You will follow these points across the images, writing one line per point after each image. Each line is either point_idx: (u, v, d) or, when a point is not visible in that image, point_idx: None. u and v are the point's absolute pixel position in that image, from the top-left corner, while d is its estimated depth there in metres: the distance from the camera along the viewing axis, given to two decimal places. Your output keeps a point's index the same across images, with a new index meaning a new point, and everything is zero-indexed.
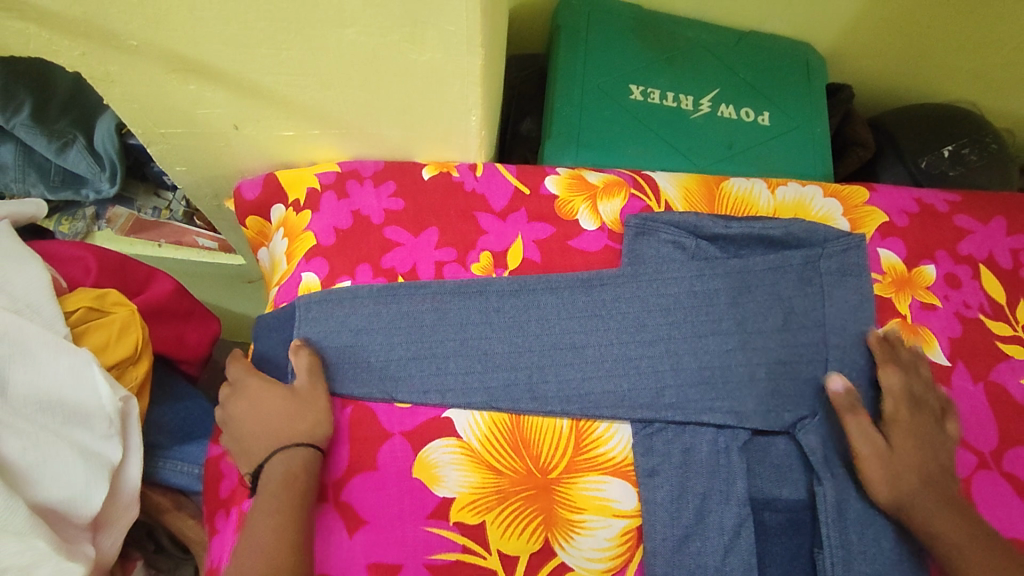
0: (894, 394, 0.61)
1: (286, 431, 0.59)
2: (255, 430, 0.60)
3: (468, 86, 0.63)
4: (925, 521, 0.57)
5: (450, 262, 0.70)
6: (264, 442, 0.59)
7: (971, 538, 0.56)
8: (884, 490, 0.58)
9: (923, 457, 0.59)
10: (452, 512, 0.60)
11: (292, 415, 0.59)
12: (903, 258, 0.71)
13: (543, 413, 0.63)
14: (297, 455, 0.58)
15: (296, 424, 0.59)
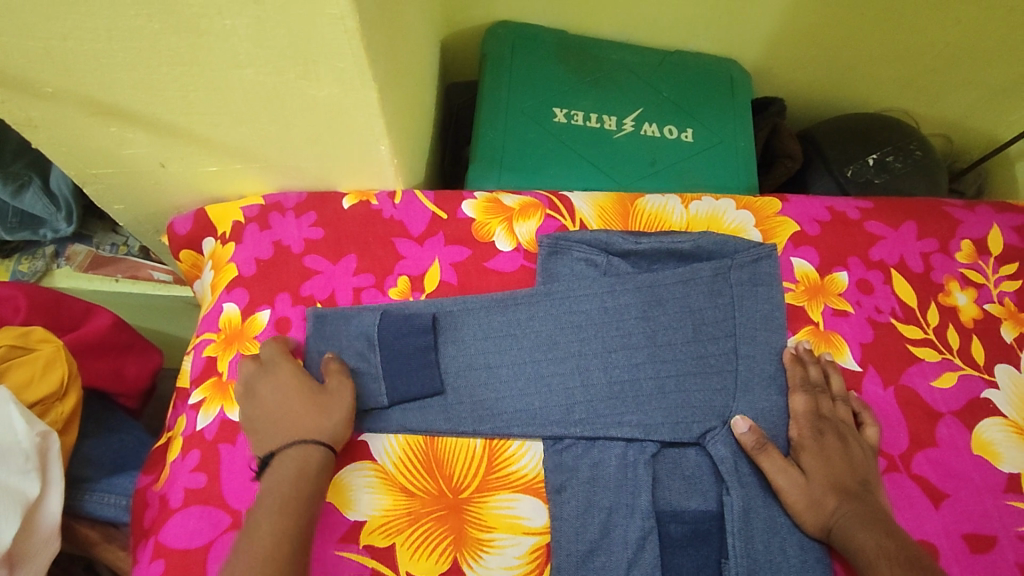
0: (825, 432, 0.62)
1: (300, 422, 0.59)
2: (271, 412, 0.60)
3: (371, 119, 0.65)
4: (841, 533, 0.57)
5: (367, 288, 0.71)
6: (276, 432, 0.59)
7: (887, 543, 0.55)
8: (798, 501, 0.59)
9: (835, 471, 0.60)
10: (363, 536, 0.60)
11: (313, 411, 0.60)
12: (816, 266, 0.72)
13: (456, 434, 0.64)
14: (304, 446, 0.57)
15: (316, 416, 0.59)
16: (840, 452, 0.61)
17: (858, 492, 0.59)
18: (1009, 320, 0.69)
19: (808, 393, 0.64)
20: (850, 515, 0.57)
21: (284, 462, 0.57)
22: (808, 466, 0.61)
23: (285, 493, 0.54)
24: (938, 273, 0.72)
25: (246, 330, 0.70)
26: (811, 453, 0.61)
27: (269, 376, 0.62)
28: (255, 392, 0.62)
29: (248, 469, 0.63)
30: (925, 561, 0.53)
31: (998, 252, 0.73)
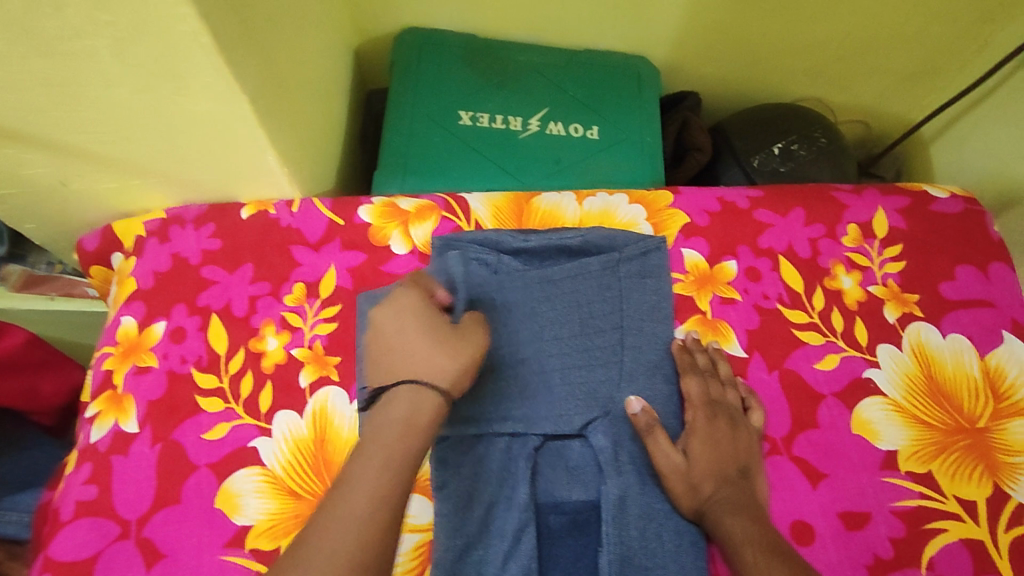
0: (716, 416, 0.63)
1: (418, 360, 0.53)
2: (390, 346, 0.55)
3: (252, 131, 0.65)
4: (715, 519, 0.58)
5: (263, 296, 0.73)
6: (393, 364, 0.54)
7: (754, 530, 0.56)
8: (678, 488, 0.60)
9: (718, 457, 0.61)
10: (249, 539, 0.61)
11: (439, 352, 0.53)
12: (706, 256, 0.73)
13: (348, 435, 0.65)
14: (426, 388, 0.51)
15: (442, 357, 0.53)
16: (725, 436, 0.62)
17: (735, 478, 0.60)
18: (893, 300, 0.71)
19: (697, 378, 0.65)
20: (724, 501, 0.58)
21: (384, 406, 0.52)
22: (692, 450, 0.61)
23: (381, 453, 0.48)
24: (824, 258, 0.73)
25: (142, 342, 0.71)
26: (697, 437, 0.62)
27: (397, 304, 0.57)
28: (375, 322, 0.57)
29: (139, 479, 0.64)
30: (785, 547, 0.54)
31: (883, 235, 0.74)
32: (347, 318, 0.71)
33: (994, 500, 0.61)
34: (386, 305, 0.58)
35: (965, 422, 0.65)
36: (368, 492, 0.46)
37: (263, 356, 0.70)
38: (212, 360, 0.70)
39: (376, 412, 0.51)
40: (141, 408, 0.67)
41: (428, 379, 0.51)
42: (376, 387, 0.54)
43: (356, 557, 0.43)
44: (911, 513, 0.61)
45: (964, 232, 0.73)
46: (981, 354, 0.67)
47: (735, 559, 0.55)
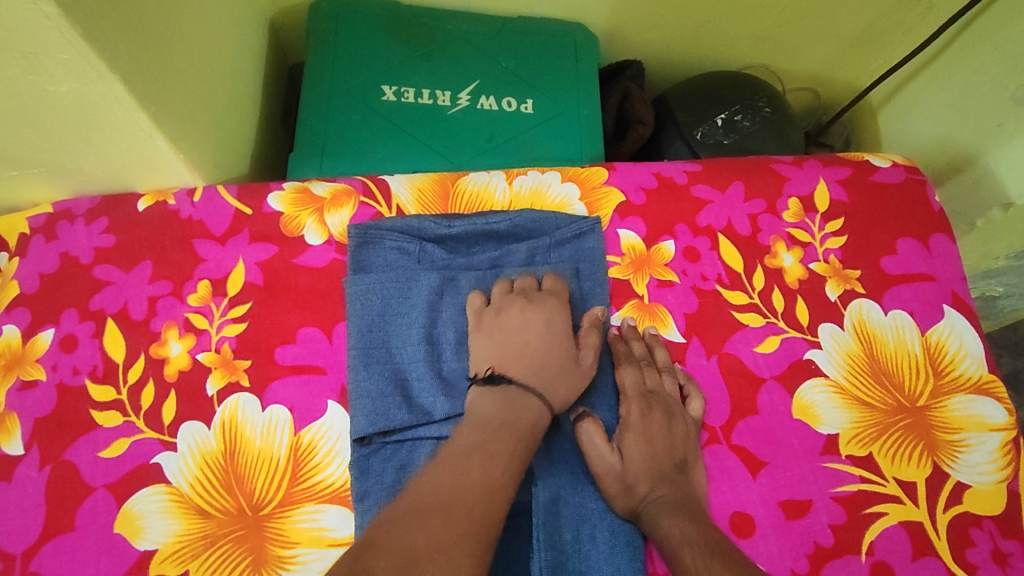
0: (653, 408, 0.59)
1: (551, 375, 0.58)
2: (520, 341, 0.59)
3: (132, 113, 0.58)
4: (651, 518, 0.54)
5: (164, 296, 0.66)
6: (519, 361, 0.58)
7: (690, 527, 0.52)
8: (614, 486, 0.56)
9: (655, 452, 0.57)
10: (153, 566, 0.56)
11: (560, 372, 0.58)
12: (643, 236, 0.69)
13: (260, 446, 0.60)
14: (539, 399, 0.55)
15: (566, 379, 0.58)
16: (661, 429, 0.58)
17: (671, 473, 0.57)
18: (835, 278, 0.68)
19: (633, 367, 0.61)
20: (660, 500, 0.55)
21: (505, 394, 0.55)
22: (627, 445, 0.58)
23: (511, 440, 0.51)
24: (765, 235, 0.70)
25: (27, 353, 0.63)
26: (633, 431, 0.58)
27: (542, 310, 0.61)
28: (505, 313, 0.61)
29: (26, 507, 0.57)
30: (722, 544, 0.51)
31: (824, 209, 0.71)
32: (257, 317, 0.65)
33: (933, 481, 0.60)
34: (515, 302, 0.61)
35: (906, 400, 0.63)
36: (496, 468, 0.49)
37: (166, 363, 0.63)
38: (108, 369, 0.63)
39: (493, 396, 0.55)
40: (28, 426, 0.61)
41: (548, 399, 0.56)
42: (492, 368, 0.58)
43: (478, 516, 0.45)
44: (851, 498, 0.59)
45: (906, 204, 0.71)
46: (922, 330, 0.66)
47: (673, 560, 0.52)
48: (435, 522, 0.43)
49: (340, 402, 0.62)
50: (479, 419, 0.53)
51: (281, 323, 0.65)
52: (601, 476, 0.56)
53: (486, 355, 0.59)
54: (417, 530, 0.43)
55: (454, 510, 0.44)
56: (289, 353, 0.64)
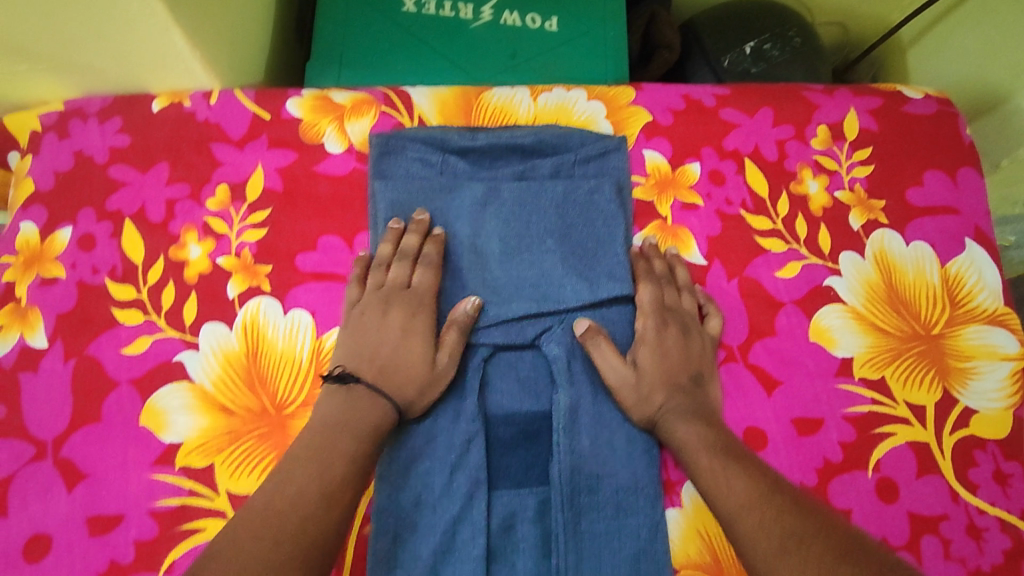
0: (669, 324, 0.60)
1: (395, 379, 0.56)
2: (367, 337, 0.58)
3: (146, 3, 0.55)
4: (667, 425, 0.56)
5: (182, 199, 0.65)
6: (373, 360, 0.56)
7: (706, 436, 0.55)
8: (629, 395, 0.57)
9: (670, 365, 0.58)
10: (179, 457, 0.57)
11: (383, 374, 0.56)
12: (669, 158, 0.68)
13: (282, 349, 0.61)
14: (385, 403, 0.54)
15: (410, 382, 0.56)
16: (676, 345, 0.59)
17: (686, 386, 0.58)
18: (858, 207, 0.67)
19: (651, 284, 0.61)
20: (676, 409, 0.57)
21: (352, 395, 0.54)
22: (642, 359, 0.58)
23: (350, 446, 0.51)
24: (792, 162, 0.69)
25: (45, 251, 0.63)
26: (648, 346, 0.59)
27: (399, 307, 0.59)
28: (394, 306, 0.59)
29: (52, 398, 0.59)
30: (737, 451, 0.54)
31: (853, 137, 0.70)
32: (278, 223, 0.65)
33: (942, 405, 0.61)
34: (377, 300, 0.59)
35: (921, 328, 0.64)
36: (334, 477, 0.49)
37: (185, 265, 0.63)
38: (127, 270, 0.62)
39: (335, 396, 0.54)
40: (50, 321, 0.61)
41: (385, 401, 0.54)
42: (343, 367, 0.56)
43: (297, 527, 0.46)
44: (862, 418, 0.61)
45: (937, 135, 0.70)
46: (942, 261, 0.66)
47: (688, 464, 0.55)
48: (267, 537, 0.45)
49: None
50: (317, 422, 0.53)
51: (301, 230, 0.64)
52: (617, 388, 0.58)
53: (341, 351, 0.58)
54: (255, 543, 0.44)
55: (228, 539, 0.45)
56: (311, 260, 0.64)
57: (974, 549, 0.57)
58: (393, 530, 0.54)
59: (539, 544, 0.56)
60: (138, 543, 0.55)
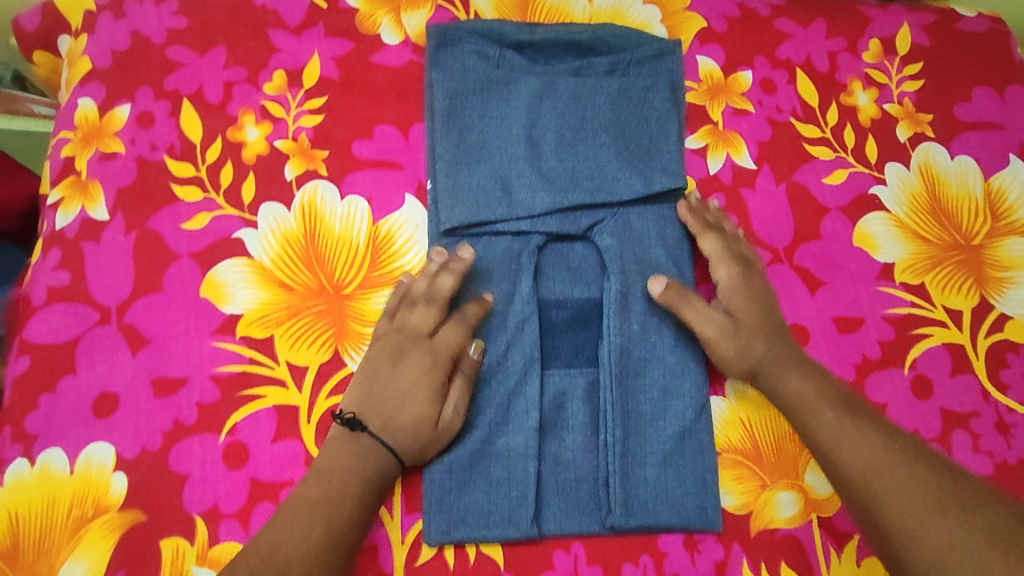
0: (745, 260, 0.61)
1: (400, 430, 0.54)
2: (382, 386, 0.55)
3: None
4: (768, 364, 0.56)
5: (239, 82, 0.65)
6: (384, 408, 0.54)
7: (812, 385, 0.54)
8: (721, 342, 0.57)
9: (762, 320, 0.58)
10: (239, 328, 0.60)
11: (387, 425, 0.53)
12: (722, 65, 0.69)
13: (339, 233, 0.62)
14: (387, 459, 0.53)
15: (415, 443, 0.54)
16: (760, 290, 0.59)
17: (780, 336, 0.57)
18: (906, 120, 0.68)
19: (715, 234, 0.61)
20: (772, 359, 0.56)
21: (359, 442, 0.53)
22: (733, 307, 0.58)
23: (353, 489, 0.50)
24: (843, 73, 0.69)
25: (105, 126, 0.64)
26: (735, 293, 0.59)
27: (418, 359, 0.56)
28: (410, 357, 0.56)
29: (115, 266, 0.61)
30: (858, 403, 0.52)
31: (905, 52, 0.70)
32: (334, 110, 0.65)
33: (979, 311, 0.63)
34: (392, 346, 0.56)
35: (962, 239, 0.65)
36: (337, 522, 0.49)
37: (243, 147, 0.64)
38: (186, 148, 0.63)
39: (342, 440, 0.53)
40: (111, 195, 0.62)
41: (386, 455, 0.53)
42: (350, 411, 0.54)
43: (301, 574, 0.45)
44: (901, 319, 0.62)
45: (987, 54, 0.70)
46: (985, 176, 0.67)
47: (803, 419, 0.53)
48: None
49: (417, 197, 0.64)
50: (321, 465, 0.52)
51: (357, 118, 0.65)
52: (704, 339, 0.58)
53: (352, 394, 0.55)
54: None
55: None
56: (366, 148, 0.64)
57: (1001, 443, 0.60)
58: None
59: (588, 421, 0.59)
60: (201, 405, 0.58)
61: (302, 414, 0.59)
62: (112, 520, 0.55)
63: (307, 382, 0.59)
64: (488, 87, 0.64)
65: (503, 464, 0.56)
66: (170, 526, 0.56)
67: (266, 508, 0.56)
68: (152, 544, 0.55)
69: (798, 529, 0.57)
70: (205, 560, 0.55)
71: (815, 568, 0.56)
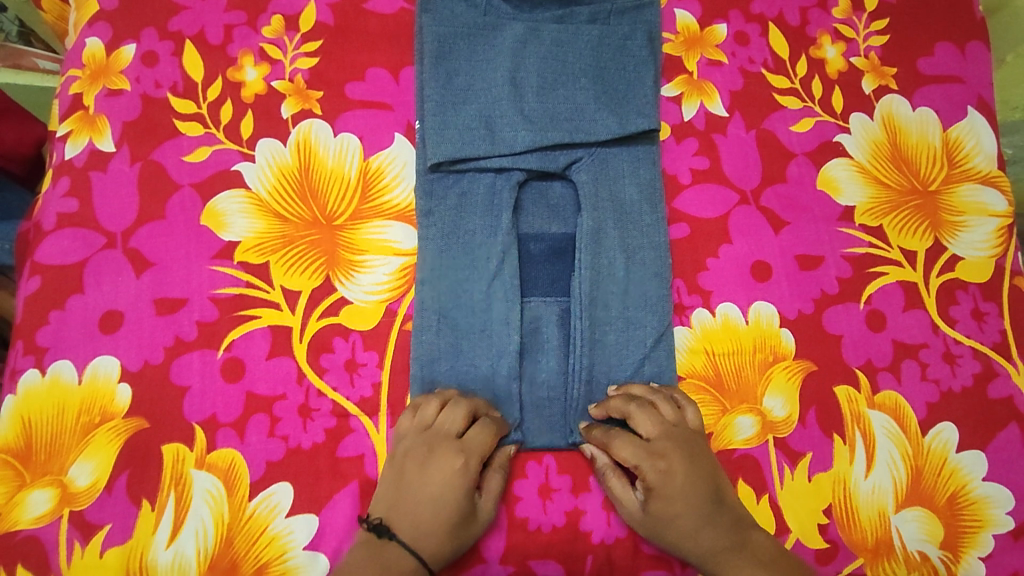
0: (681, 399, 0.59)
1: (429, 535, 0.53)
2: (415, 490, 0.54)
3: None
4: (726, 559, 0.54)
5: (239, 26, 0.69)
6: (412, 513, 0.53)
7: None
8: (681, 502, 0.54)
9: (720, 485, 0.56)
10: (237, 254, 0.63)
11: (417, 532, 0.52)
12: (698, 18, 0.72)
13: (332, 169, 0.65)
14: (417, 566, 0.52)
15: (447, 542, 0.53)
16: (685, 473, 0.55)
17: (713, 513, 0.55)
18: (872, 73, 0.72)
19: (624, 436, 0.57)
20: (738, 555, 0.53)
21: (383, 551, 0.52)
22: (656, 514, 0.55)
23: None
24: (813, 28, 0.73)
25: (111, 65, 0.67)
26: (663, 498, 0.55)
27: (448, 461, 0.54)
28: (436, 460, 0.54)
29: (120, 194, 0.64)
30: None
31: (872, 9, 0.74)
32: (329, 53, 0.69)
33: (933, 251, 0.67)
34: (421, 445, 0.55)
35: (920, 186, 0.69)
36: None
37: (243, 86, 0.67)
38: (188, 86, 0.67)
39: (367, 548, 0.53)
40: (116, 128, 0.66)
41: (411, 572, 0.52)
42: (377, 515, 0.53)
43: None
44: (859, 258, 0.66)
45: (950, 11, 0.74)
46: (944, 127, 0.71)
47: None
48: None
49: (406, 136, 0.67)
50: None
51: (350, 62, 0.69)
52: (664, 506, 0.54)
53: (380, 498, 0.55)
54: None
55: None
56: (359, 90, 0.68)
57: (948, 372, 0.64)
58: (436, 325, 0.62)
59: (562, 345, 0.63)
60: (200, 324, 0.61)
61: (294, 333, 0.61)
62: (118, 426, 0.59)
63: (300, 305, 0.62)
64: (475, 33, 0.68)
65: (482, 383, 0.61)
66: (171, 433, 0.59)
67: (260, 420, 0.59)
68: (154, 448, 0.58)
69: (754, 449, 0.61)
70: (204, 464, 0.58)
71: (770, 485, 0.60)
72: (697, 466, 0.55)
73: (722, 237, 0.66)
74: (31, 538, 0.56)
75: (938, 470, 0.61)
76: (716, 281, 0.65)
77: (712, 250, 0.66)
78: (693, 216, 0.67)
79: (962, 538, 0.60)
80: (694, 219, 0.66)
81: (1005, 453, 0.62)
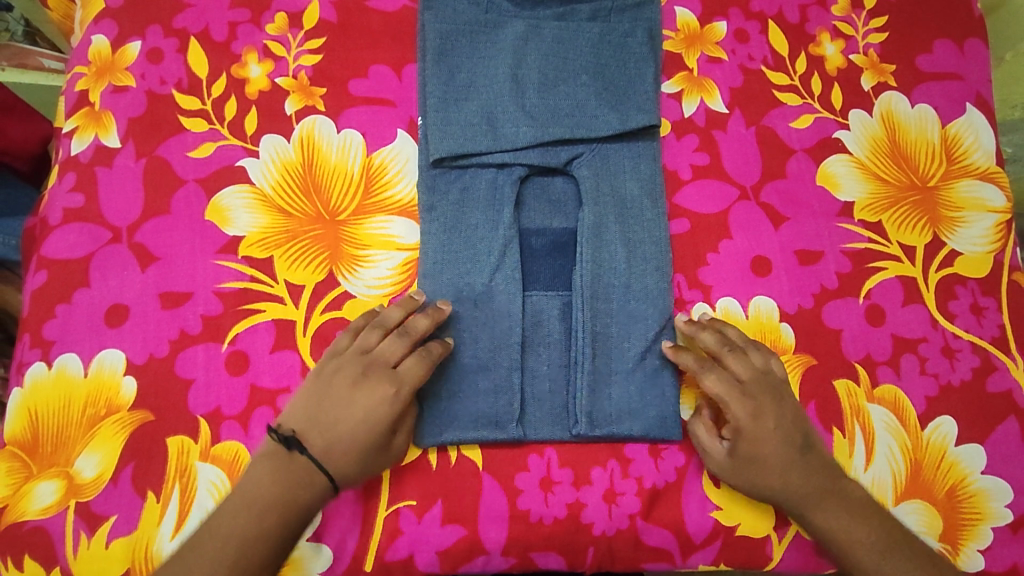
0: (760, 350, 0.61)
1: (341, 453, 0.54)
2: (337, 412, 0.55)
3: None
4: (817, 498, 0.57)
5: (243, 23, 0.70)
6: (328, 432, 0.55)
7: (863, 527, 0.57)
8: (772, 444, 0.57)
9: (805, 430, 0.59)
10: (241, 248, 0.64)
11: (330, 449, 0.54)
12: (698, 15, 0.73)
13: (335, 164, 0.66)
14: (323, 481, 0.54)
15: (357, 466, 0.55)
16: (773, 417, 0.57)
17: (802, 455, 0.57)
18: (871, 70, 0.72)
19: (714, 374, 0.59)
20: (822, 493, 0.57)
21: (290, 463, 0.54)
22: (747, 459, 0.57)
23: (274, 523, 0.53)
24: (812, 25, 0.74)
25: (117, 62, 0.68)
26: (752, 439, 0.57)
27: (374, 389, 0.55)
28: (363, 386, 0.55)
29: (126, 190, 0.65)
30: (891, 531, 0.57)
31: (871, 7, 0.75)
32: (332, 50, 0.69)
33: (931, 246, 0.67)
34: (354, 369, 0.56)
35: (918, 182, 0.69)
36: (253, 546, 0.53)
37: (247, 83, 0.68)
38: (192, 82, 0.68)
39: (275, 459, 0.54)
40: (122, 125, 0.66)
41: (314, 488, 0.54)
42: (289, 426, 0.55)
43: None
44: (858, 253, 0.67)
45: (949, 9, 0.75)
46: (943, 123, 0.71)
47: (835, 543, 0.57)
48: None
49: (408, 132, 0.68)
50: (247, 495, 0.53)
51: (353, 59, 0.69)
52: (757, 445, 0.57)
53: (296, 410, 0.55)
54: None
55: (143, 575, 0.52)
56: (362, 87, 0.68)
57: (947, 366, 0.64)
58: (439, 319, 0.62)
59: (563, 339, 0.63)
60: (205, 317, 0.62)
61: (298, 328, 0.62)
62: (123, 418, 0.59)
63: (303, 299, 0.63)
64: (478, 31, 0.68)
65: (485, 376, 0.61)
66: (176, 426, 0.59)
67: (264, 413, 0.60)
68: (159, 441, 0.59)
69: None
70: (208, 456, 0.59)
71: None
72: (785, 411, 0.58)
73: (721, 232, 0.67)
74: (38, 528, 0.56)
75: (937, 463, 0.62)
76: (716, 276, 0.65)
77: (713, 245, 0.66)
78: (694, 211, 0.67)
79: (960, 530, 0.60)
80: (694, 214, 0.67)
81: (1004, 447, 0.63)
